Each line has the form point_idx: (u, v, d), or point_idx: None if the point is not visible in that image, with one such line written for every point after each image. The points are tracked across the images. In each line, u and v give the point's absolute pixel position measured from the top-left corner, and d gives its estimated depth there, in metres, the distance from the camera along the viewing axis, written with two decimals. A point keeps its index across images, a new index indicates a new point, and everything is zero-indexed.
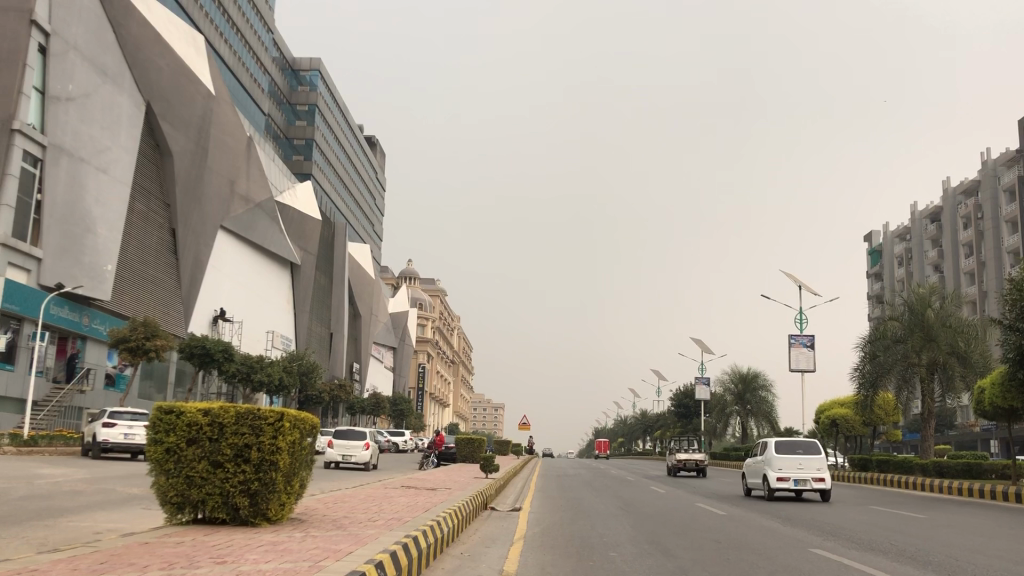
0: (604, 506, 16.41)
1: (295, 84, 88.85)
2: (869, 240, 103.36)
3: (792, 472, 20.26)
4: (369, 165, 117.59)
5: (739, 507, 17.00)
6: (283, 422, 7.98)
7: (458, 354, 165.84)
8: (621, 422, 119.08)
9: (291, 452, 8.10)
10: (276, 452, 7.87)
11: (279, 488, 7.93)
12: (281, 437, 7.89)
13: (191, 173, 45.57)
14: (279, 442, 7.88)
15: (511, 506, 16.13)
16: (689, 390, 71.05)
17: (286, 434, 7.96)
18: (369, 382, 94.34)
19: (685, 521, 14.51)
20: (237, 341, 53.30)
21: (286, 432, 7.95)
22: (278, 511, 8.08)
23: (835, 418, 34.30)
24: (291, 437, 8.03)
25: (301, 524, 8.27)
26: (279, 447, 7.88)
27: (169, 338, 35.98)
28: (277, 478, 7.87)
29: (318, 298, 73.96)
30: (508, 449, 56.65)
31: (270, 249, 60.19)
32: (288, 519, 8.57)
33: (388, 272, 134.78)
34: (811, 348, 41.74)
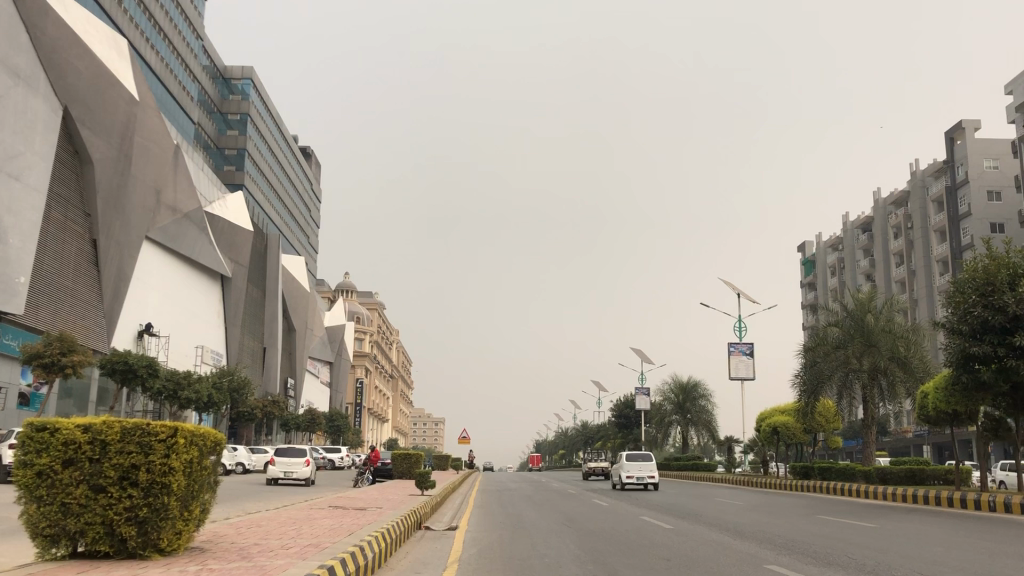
0: (545, 522, 15.63)
1: (227, 92, 86.74)
2: (803, 250, 104.94)
3: (636, 471, 30.32)
4: (304, 176, 115.57)
5: (684, 520, 16.33)
6: (176, 439, 7.12)
7: (397, 368, 163.77)
8: (562, 434, 118.61)
9: (186, 473, 7.21)
10: (168, 473, 7.01)
11: (173, 513, 7.03)
12: (174, 454, 7.02)
13: (113, 181, 43.67)
14: (172, 460, 7.01)
15: (447, 526, 15.21)
16: (629, 400, 70.77)
17: (180, 451, 7.10)
18: (304, 397, 92.15)
19: (630, 537, 13.76)
20: (164, 357, 51.25)
21: (180, 449, 7.09)
22: (172, 539, 7.17)
23: (776, 425, 34.05)
24: (186, 455, 7.16)
25: (198, 556, 7.22)
26: (172, 466, 7.02)
27: (87, 353, 34.12)
28: (170, 502, 7.00)
29: (251, 313, 71.94)
30: (448, 463, 55.53)
31: (199, 261, 58.24)
32: (186, 550, 7.51)
33: (324, 285, 132.47)
34: (751, 356, 41.68)
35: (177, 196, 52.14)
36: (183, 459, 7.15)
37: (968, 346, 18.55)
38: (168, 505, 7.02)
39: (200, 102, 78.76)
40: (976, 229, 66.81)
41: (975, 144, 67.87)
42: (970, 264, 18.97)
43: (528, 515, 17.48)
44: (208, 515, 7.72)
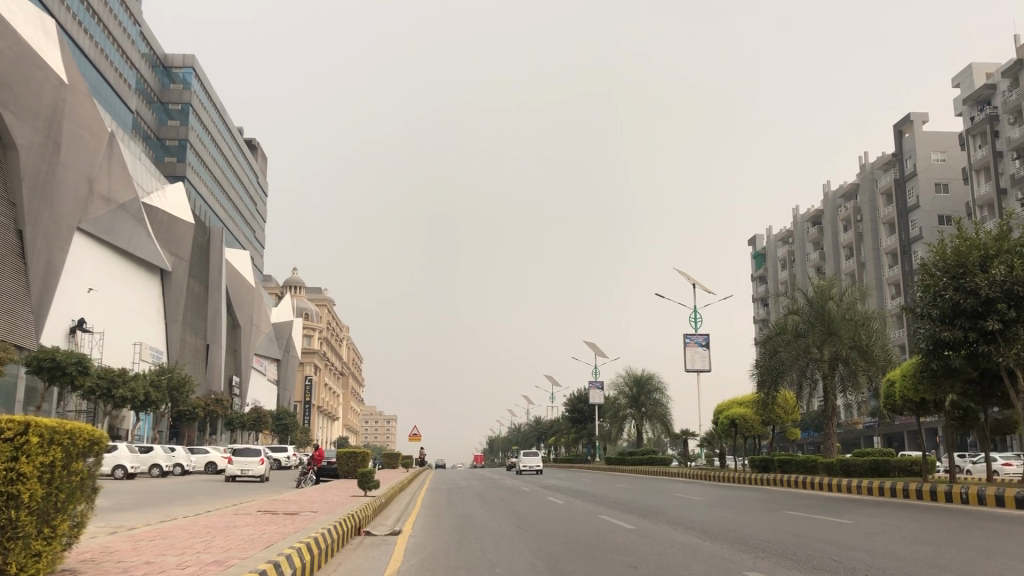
0: (498, 525, 14.40)
1: (167, 81, 83.91)
2: (753, 243, 105.20)
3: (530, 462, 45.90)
4: (249, 168, 112.79)
5: (646, 519, 15.27)
6: (28, 437, 5.82)
7: (348, 366, 161.31)
8: (515, 429, 117.53)
9: (44, 480, 5.93)
10: (15, 480, 5.70)
11: (23, 529, 5.72)
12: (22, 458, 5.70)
13: (39, 168, 41.40)
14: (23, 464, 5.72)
15: (389, 530, 13.93)
16: (583, 394, 69.90)
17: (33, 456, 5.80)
18: (250, 396, 89.69)
19: (589, 539, 12.61)
20: (98, 354, 48.93)
21: (29, 452, 5.76)
22: (30, 563, 5.87)
23: (734, 417, 33.23)
24: (40, 460, 5.87)
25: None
26: (19, 471, 5.70)
27: (9, 350, 32.12)
28: (16, 516, 5.69)
29: (193, 308, 69.57)
30: (398, 462, 53.95)
31: (137, 254, 55.90)
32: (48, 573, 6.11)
33: (271, 280, 129.67)
34: (706, 347, 40.91)
35: (111, 185, 49.90)
36: (39, 464, 5.85)
37: (938, 331, 17.75)
38: (17, 521, 5.70)
39: (138, 91, 76.05)
40: (926, 221, 67.10)
41: (923, 137, 68.17)
42: (938, 247, 18.18)
43: (479, 516, 16.25)
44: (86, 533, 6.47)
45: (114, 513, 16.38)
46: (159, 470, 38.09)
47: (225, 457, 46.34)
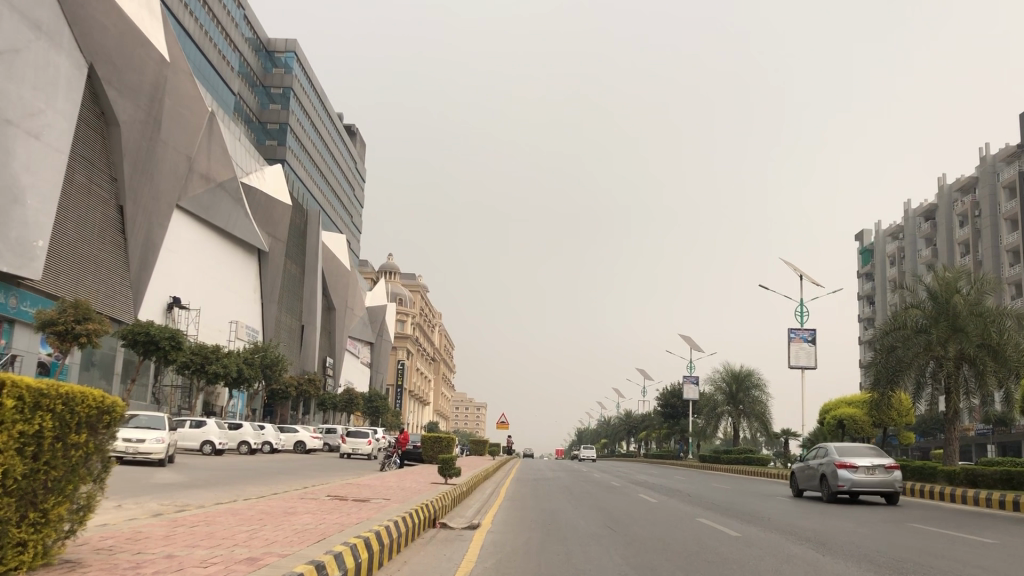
0: (586, 525, 13.06)
1: (270, 66, 84.96)
2: (860, 239, 100.51)
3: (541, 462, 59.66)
4: (348, 154, 113.98)
5: (753, 526, 13.68)
6: (11, 399, 4.39)
7: (439, 352, 162.05)
8: (605, 422, 115.61)
9: (26, 452, 4.56)
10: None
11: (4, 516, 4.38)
12: (3, 421, 4.31)
13: (140, 144, 41.88)
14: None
15: (468, 523, 12.73)
16: (677, 389, 67.68)
17: (11, 422, 4.36)
18: (343, 377, 90.62)
19: (690, 549, 11.09)
20: (194, 331, 49.54)
21: (12, 416, 4.36)
22: (12, 555, 4.56)
23: (842, 418, 30.98)
24: (26, 428, 4.50)
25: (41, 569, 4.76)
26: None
27: (104, 321, 32.34)
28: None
29: (289, 290, 70.35)
30: (485, 449, 53.09)
31: (234, 234, 56.56)
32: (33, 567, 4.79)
33: (367, 265, 131.14)
34: (812, 343, 38.57)
35: (211, 164, 50.37)
36: (23, 434, 4.47)
37: None
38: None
39: (242, 74, 77.27)
40: None
41: None
42: None
43: (567, 512, 14.91)
44: (81, 506, 5.18)
45: (187, 490, 15.75)
46: (247, 447, 37.97)
47: (314, 437, 46.30)
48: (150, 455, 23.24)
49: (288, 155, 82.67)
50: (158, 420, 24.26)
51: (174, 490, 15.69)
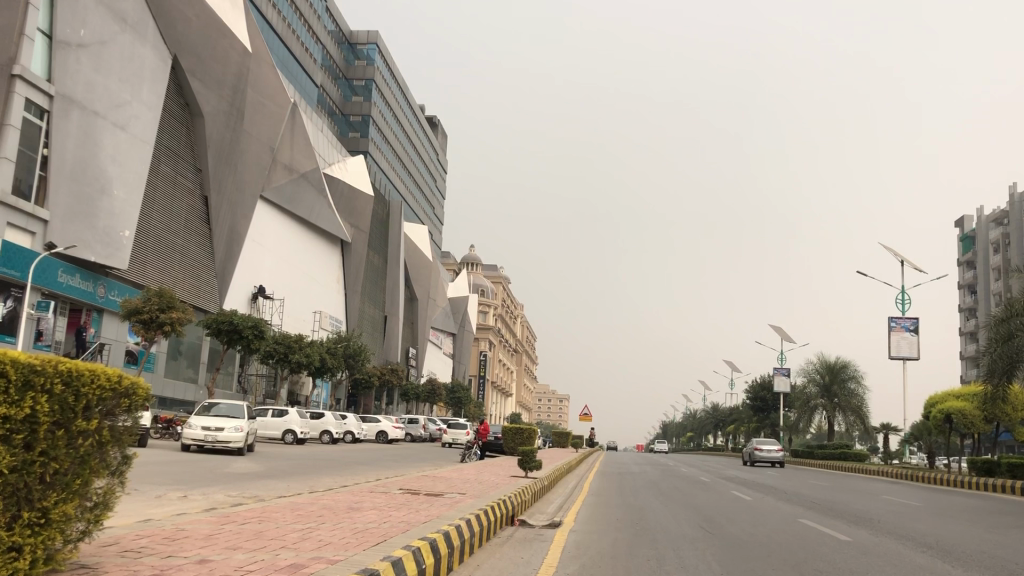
0: (680, 526, 11.97)
1: (353, 58, 85.32)
2: (961, 225, 95.64)
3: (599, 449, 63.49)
4: (430, 146, 114.21)
5: (865, 530, 12.39)
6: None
7: (522, 343, 161.67)
8: (690, 415, 113.22)
9: (15, 441, 3.84)
10: None
11: None
12: None
13: (225, 135, 42.22)
14: None
15: (549, 521, 11.81)
16: (767, 381, 65.47)
17: None
18: (426, 367, 90.92)
19: (797, 556, 9.93)
20: (278, 321, 49.96)
21: None
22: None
23: (950, 411, 28.87)
24: (13, 413, 3.79)
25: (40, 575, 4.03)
26: None
27: (188, 310, 32.44)
28: None
29: (372, 280, 70.63)
30: (567, 441, 52.15)
31: (317, 225, 56.85)
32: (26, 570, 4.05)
33: (449, 257, 131.46)
34: (915, 333, 36.37)
35: (294, 156, 50.55)
36: (8, 419, 3.75)
37: None
38: None
39: (325, 67, 77.83)
40: None
41: None
42: None
43: (657, 511, 13.83)
44: (91, 503, 4.47)
45: (261, 481, 15.27)
46: (329, 437, 37.82)
47: (396, 427, 46.06)
48: (229, 444, 23.04)
49: (371, 147, 83.15)
50: (238, 409, 24.22)
51: (248, 481, 15.23)
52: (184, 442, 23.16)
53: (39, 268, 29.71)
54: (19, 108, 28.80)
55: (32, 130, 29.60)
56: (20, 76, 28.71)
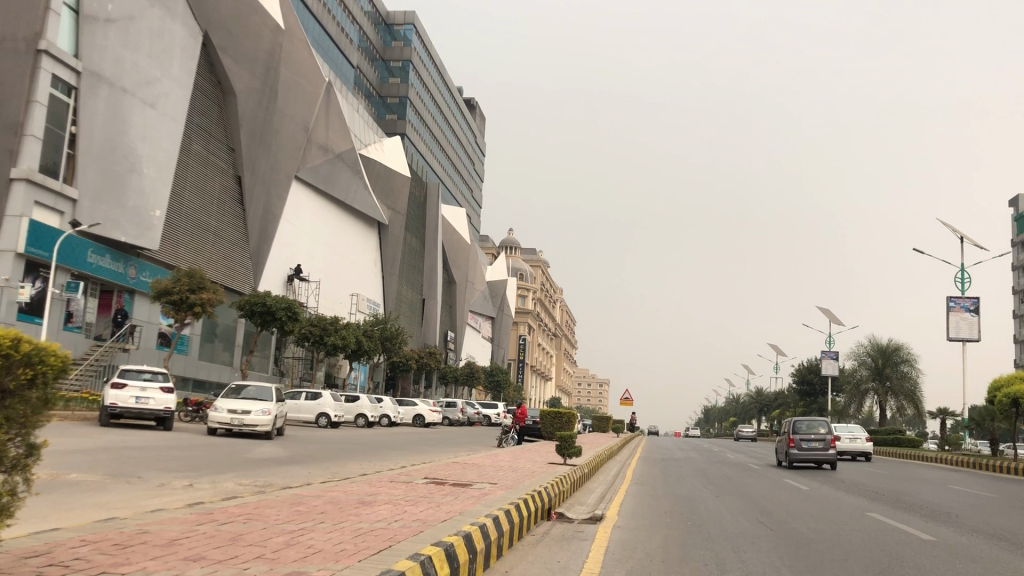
0: (736, 521, 10.73)
1: (389, 39, 84.19)
2: (1016, 204, 92.34)
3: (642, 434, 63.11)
4: (469, 128, 112.99)
5: (946, 529, 11.02)
6: None
7: (561, 326, 160.38)
8: (734, 400, 111.19)
9: None
10: None
11: None
12: None
13: (258, 114, 41.42)
14: None
15: (590, 516, 10.64)
16: (815, 365, 63.51)
17: None
18: (464, 350, 90.26)
19: (875, 559, 8.58)
20: (314, 304, 49.27)
21: None
22: None
23: (1016, 395, 27.11)
24: None
25: None
26: None
27: (219, 291, 31.74)
28: None
29: (410, 262, 69.81)
30: (608, 426, 50.86)
31: (353, 206, 55.98)
32: None
33: (488, 241, 130.35)
34: (976, 314, 34.49)
35: (329, 135, 49.65)
36: None
37: None
38: None
39: (361, 48, 76.92)
40: None
41: None
42: None
43: (709, 504, 12.62)
44: None
45: (283, 467, 14.32)
46: (364, 421, 36.94)
47: (433, 411, 45.16)
48: (257, 427, 22.24)
49: (408, 129, 82.39)
50: (267, 392, 23.39)
51: (267, 466, 14.31)
52: (211, 426, 22.36)
53: (67, 248, 29.05)
54: (46, 84, 28.17)
55: (59, 106, 29.01)
56: (46, 51, 28.04)
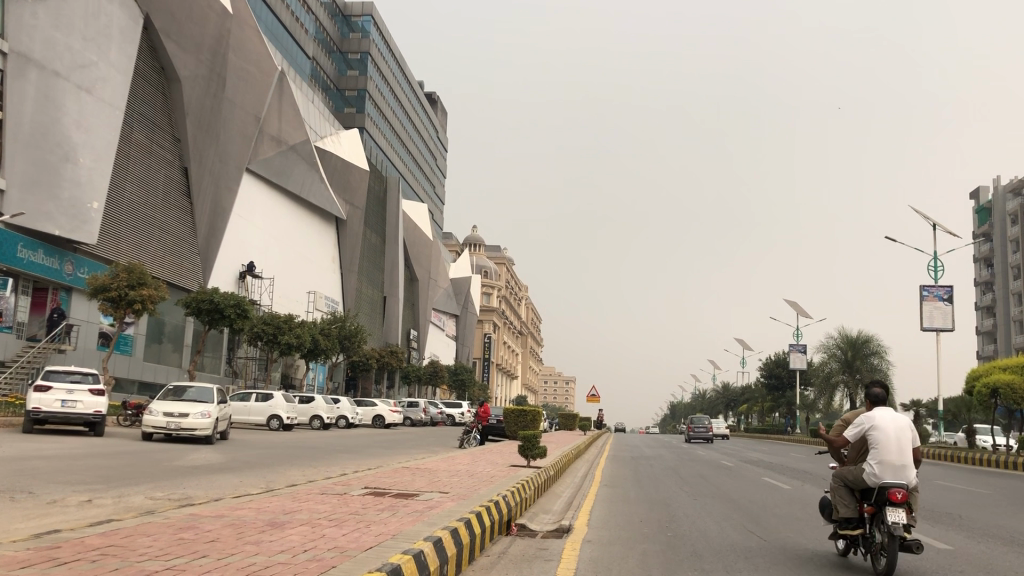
0: (724, 532, 9.36)
1: (347, 31, 82.23)
2: (977, 197, 92.63)
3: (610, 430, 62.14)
4: (430, 123, 111.13)
5: (961, 535, 9.74)
6: None
7: (527, 324, 159.12)
8: (700, 395, 110.63)
9: None
10: None
11: None
12: None
13: (205, 101, 39.53)
14: None
15: (558, 527, 9.22)
16: (782, 358, 62.82)
17: None
18: (428, 349, 88.68)
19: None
20: (268, 301, 47.41)
21: None
22: None
23: (995, 385, 26.22)
24: None
25: None
26: None
27: (161, 287, 29.89)
28: None
29: (370, 259, 68.07)
30: (575, 424, 49.61)
31: (310, 200, 54.16)
32: None
33: (451, 238, 128.67)
34: (949, 303, 33.70)
35: (282, 127, 47.82)
36: None
37: None
38: None
39: (317, 39, 74.87)
40: None
41: None
42: None
43: (691, 510, 11.27)
44: None
45: (212, 475, 12.74)
46: (320, 422, 35.27)
47: (394, 411, 43.58)
48: (195, 431, 20.55)
49: (367, 123, 80.50)
50: (208, 393, 21.69)
51: (193, 476, 12.72)
52: (145, 430, 20.64)
53: None
54: None
55: None
56: None
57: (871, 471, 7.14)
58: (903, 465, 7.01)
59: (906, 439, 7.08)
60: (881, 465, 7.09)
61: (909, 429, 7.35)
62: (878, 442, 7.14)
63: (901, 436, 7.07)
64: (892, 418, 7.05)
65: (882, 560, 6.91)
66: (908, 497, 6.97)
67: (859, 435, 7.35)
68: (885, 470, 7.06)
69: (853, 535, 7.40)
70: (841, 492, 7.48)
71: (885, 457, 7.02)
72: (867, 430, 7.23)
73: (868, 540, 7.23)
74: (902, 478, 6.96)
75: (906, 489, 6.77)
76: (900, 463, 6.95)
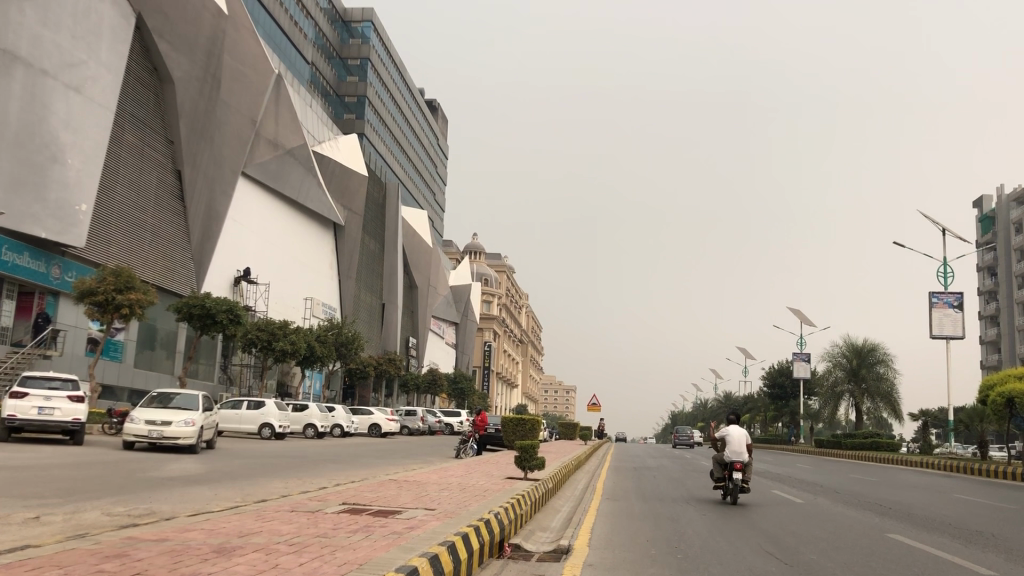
0: (738, 553, 8.52)
1: (346, 36, 81.62)
2: (981, 205, 91.64)
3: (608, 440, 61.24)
4: (430, 130, 110.48)
5: (997, 556, 8.90)
6: None
7: (528, 332, 158.22)
8: (702, 404, 109.59)
9: None
10: None
11: None
12: None
13: (199, 103, 38.78)
14: None
15: (556, 547, 8.38)
16: (785, 367, 61.88)
17: None
18: (427, 357, 87.81)
19: None
20: (263, 307, 46.61)
21: None
22: None
23: (1010, 394, 25.35)
24: None
25: None
26: None
27: (150, 291, 29.07)
28: None
29: (368, 266, 67.26)
30: (576, 432, 48.64)
31: (307, 205, 53.39)
32: None
33: (451, 245, 127.88)
34: (959, 310, 32.83)
35: (279, 130, 47.08)
36: None
37: None
38: None
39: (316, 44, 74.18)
40: None
41: None
42: None
43: (701, 527, 10.35)
44: None
45: (187, 487, 11.89)
46: (313, 431, 34.40)
47: (390, 420, 42.66)
48: (178, 440, 19.69)
49: (367, 129, 79.81)
50: (193, 400, 20.83)
51: (167, 487, 11.88)
52: (127, 439, 19.77)
53: None
54: None
55: None
56: None
57: (726, 454, 13.67)
58: (741, 451, 13.45)
59: (744, 439, 13.50)
60: (731, 450, 13.57)
61: (748, 433, 13.86)
62: (730, 440, 13.61)
63: (740, 437, 13.52)
64: (736, 427, 13.55)
65: (731, 497, 13.43)
66: (743, 466, 13.54)
67: (721, 434, 13.87)
68: (731, 452, 13.59)
69: (722, 485, 14.05)
70: (714, 463, 14.02)
71: (731, 447, 13.45)
72: (725, 431, 13.79)
73: (727, 487, 13.87)
74: (742, 457, 13.45)
75: (740, 463, 13.35)
76: (739, 451, 13.40)
